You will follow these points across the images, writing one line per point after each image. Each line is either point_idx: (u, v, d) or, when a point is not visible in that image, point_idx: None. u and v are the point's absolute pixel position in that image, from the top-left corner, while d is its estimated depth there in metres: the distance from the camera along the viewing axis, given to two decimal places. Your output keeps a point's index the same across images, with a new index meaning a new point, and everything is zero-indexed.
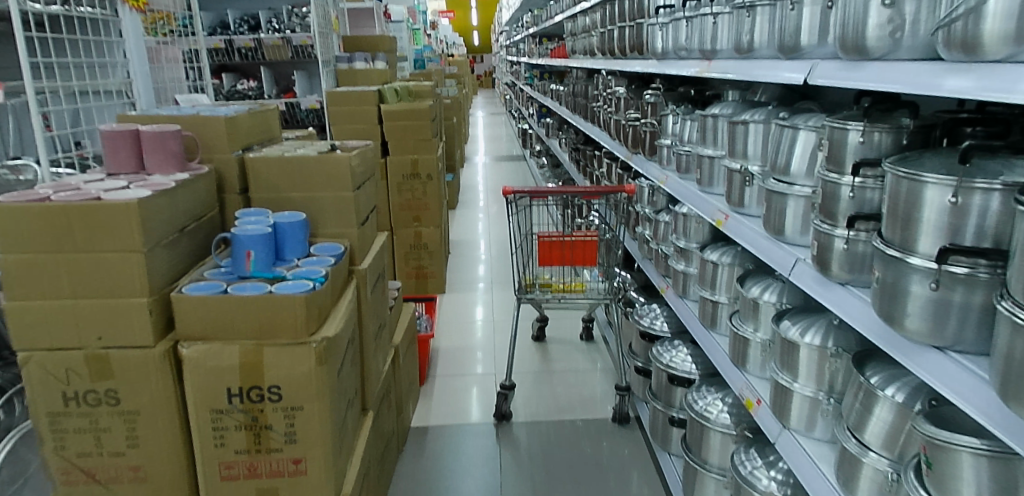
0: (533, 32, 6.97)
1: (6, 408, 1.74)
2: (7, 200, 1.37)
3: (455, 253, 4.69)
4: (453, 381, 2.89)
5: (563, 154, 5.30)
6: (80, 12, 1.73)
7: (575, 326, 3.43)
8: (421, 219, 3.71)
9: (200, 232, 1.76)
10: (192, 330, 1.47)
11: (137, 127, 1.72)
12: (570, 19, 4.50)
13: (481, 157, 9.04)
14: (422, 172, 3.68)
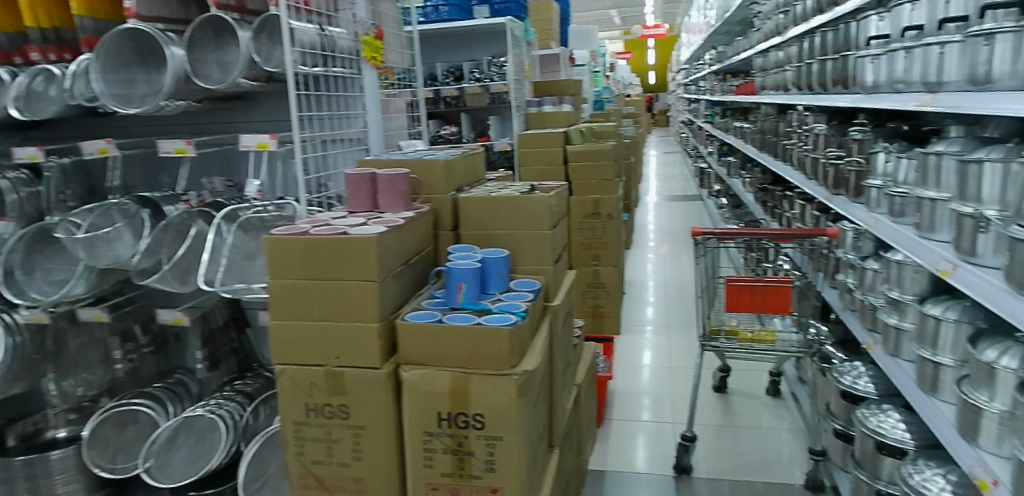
0: (716, 70, 6.79)
1: (251, 412, 1.82)
2: (276, 233, 1.53)
3: (629, 293, 4.63)
4: (629, 427, 2.81)
5: (746, 194, 5.05)
6: (337, 72, 1.97)
7: (759, 380, 3.19)
8: (599, 257, 3.64)
9: (420, 266, 1.91)
10: (414, 354, 1.54)
11: (374, 171, 1.92)
12: (759, 54, 4.33)
13: (653, 197, 8.87)
14: (603, 211, 3.64)
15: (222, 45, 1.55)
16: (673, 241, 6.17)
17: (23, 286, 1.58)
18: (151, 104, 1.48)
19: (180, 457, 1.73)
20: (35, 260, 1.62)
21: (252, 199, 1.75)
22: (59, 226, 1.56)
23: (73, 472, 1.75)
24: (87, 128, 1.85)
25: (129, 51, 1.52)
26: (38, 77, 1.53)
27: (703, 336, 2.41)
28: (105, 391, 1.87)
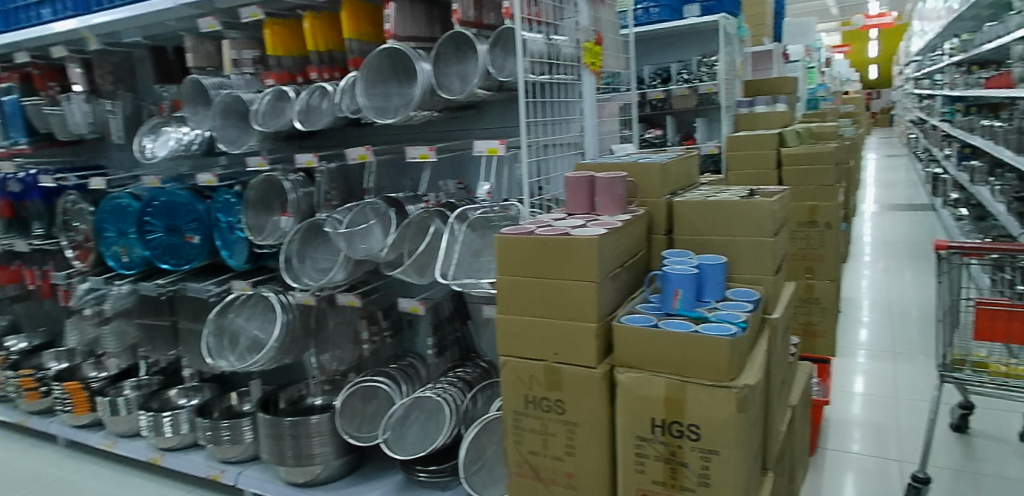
0: (959, 60, 5.91)
1: (470, 398, 1.94)
2: (505, 232, 1.58)
3: (845, 310, 4.20)
4: (843, 459, 2.54)
5: (994, 204, 4.32)
6: (559, 79, 2.03)
7: (1013, 423, 2.70)
8: (814, 270, 3.27)
9: (634, 270, 1.89)
10: (629, 356, 1.48)
11: (592, 173, 1.94)
12: (1020, 40, 3.69)
13: (872, 205, 7.93)
14: (821, 220, 3.31)
15: (463, 59, 1.68)
16: (897, 255, 5.47)
17: (298, 273, 1.82)
18: (403, 115, 1.63)
19: (413, 433, 1.88)
20: (307, 251, 1.86)
21: (481, 201, 1.86)
22: (327, 220, 1.79)
23: (327, 435, 1.92)
24: (345, 136, 2.11)
25: (385, 68, 1.69)
26: (313, 93, 1.75)
27: (942, 367, 2.07)
28: (351, 368, 2.11)
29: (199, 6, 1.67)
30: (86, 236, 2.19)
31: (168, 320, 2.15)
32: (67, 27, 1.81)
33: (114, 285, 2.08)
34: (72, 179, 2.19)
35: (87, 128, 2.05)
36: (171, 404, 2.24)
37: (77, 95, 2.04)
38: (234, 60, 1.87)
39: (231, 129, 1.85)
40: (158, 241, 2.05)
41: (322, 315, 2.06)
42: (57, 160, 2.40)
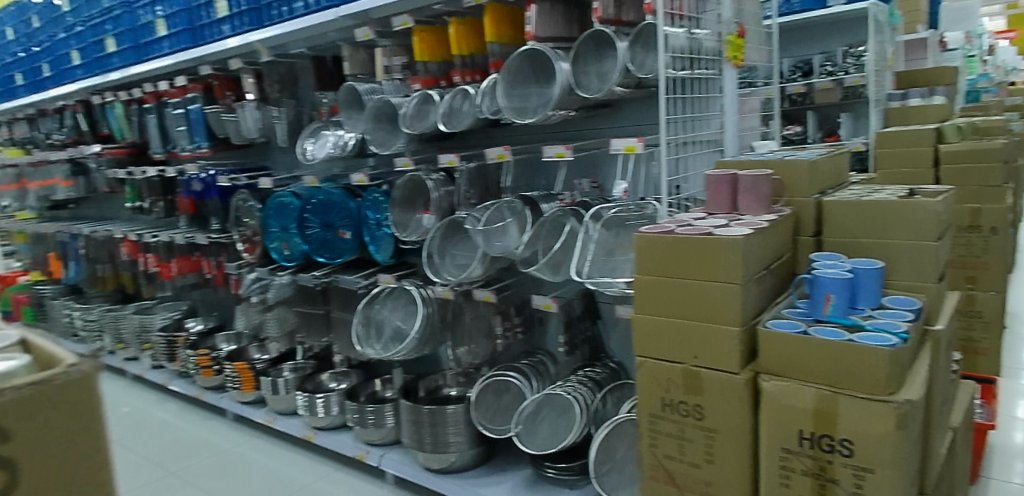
0: None
1: (599, 398, 1.92)
2: (643, 230, 1.53)
3: (1014, 326, 3.74)
4: (1012, 492, 2.26)
5: None
6: (700, 74, 1.98)
7: None
8: (976, 280, 2.94)
9: (779, 272, 1.78)
10: (774, 363, 1.38)
11: (734, 171, 1.86)
12: None
13: None
14: (985, 225, 2.92)
15: (601, 57, 1.67)
16: None
17: (439, 268, 1.90)
18: (541, 114, 1.65)
19: (544, 429, 1.89)
20: (447, 247, 1.94)
21: (617, 200, 1.85)
22: (466, 218, 1.85)
23: (462, 425, 1.99)
24: (484, 137, 2.17)
25: (526, 69, 1.73)
26: (455, 95, 1.82)
27: None
28: (485, 362, 2.16)
29: (356, 17, 1.79)
30: (254, 231, 2.42)
31: (323, 309, 2.33)
32: (235, 44, 2.04)
33: (277, 276, 2.30)
34: (243, 180, 2.43)
35: (257, 132, 2.28)
36: (323, 387, 2.42)
37: (250, 103, 2.26)
38: (386, 67, 1.99)
39: (382, 131, 1.98)
40: (314, 236, 2.23)
41: (459, 309, 2.11)
42: (230, 162, 2.66)
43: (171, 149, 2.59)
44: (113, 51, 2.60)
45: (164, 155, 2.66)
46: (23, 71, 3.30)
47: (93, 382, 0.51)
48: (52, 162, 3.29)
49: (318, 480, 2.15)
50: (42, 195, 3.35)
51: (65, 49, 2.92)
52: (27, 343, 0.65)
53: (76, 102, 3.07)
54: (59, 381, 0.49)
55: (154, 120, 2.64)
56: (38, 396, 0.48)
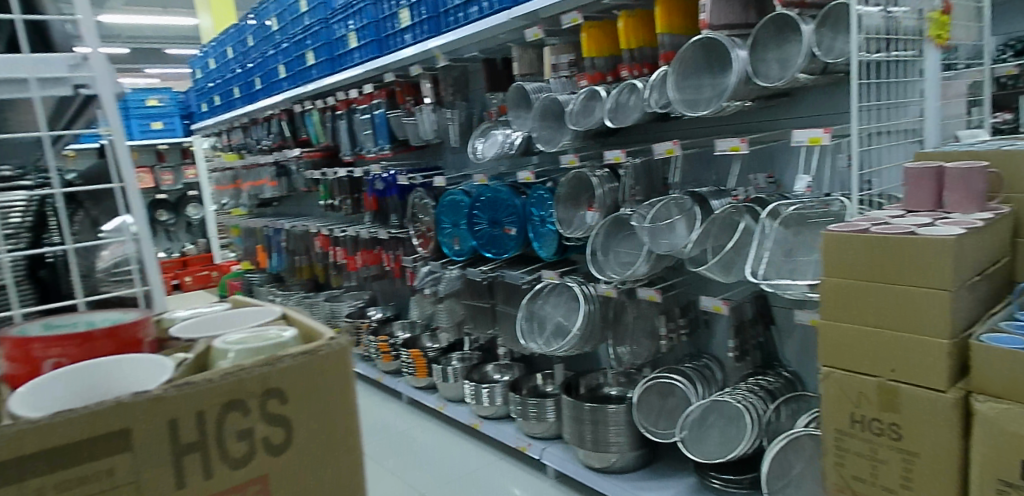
0: None
1: (773, 410, 1.78)
2: (832, 227, 1.38)
3: None
4: None
5: None
6: (898, 56, 1.77)
7: None
8: None
9: (995, 278, 1.55)
10: (994, 382, 1.19)
11: (942, 164, 1.62)
12: None
13: None
14: None
15: (784, 42, 1.56)
16: None
17: (603, 265, 1.88)
18: (715, 105, 1.58)
19: (713, 437, 1.81)
20: (610, 244, 1.92)
21: (797, 196, 1.71)
22: (633, 215, 1.82)
23: (624, 426, 1.95)
24: (650, 132, 2.12)
25: (699, 59, 1.66)
26: (622, 89, 1.80)
27: None
28: (648, 363, 2.10)
29: (527, 18, 1.83)
30: (428, 227, 2.57)
31: (488, 303, 2.39)
32: (411, 53, 2.21)
33: (448, 269, 2.42)
34: (420, 179, 2.59)
35: (432, 134, 2.41)
36: (488, 378, 2.53)
37: (427, 107, 2.39)
38: (554, 65, 2.01)
39: (548, 129, 2.01)
40: (483, 232, 2.31)
41: (621, 307, 2.06)
42: (408, 162, 2.85)
43: (358, 151, 2.83)
44: (312, 64, 2.88)
45: (352, 157, 2.90)
46: (240, 85, 3.77)
47: (344, 355, 0.63)
48: (262, 165, 3.73)
49: (483, 467, 2.23)
50: (253, 194, 3.81)
51: (273, 64, 3.29)
52: (287, 317, 0.76)
53: (281, 111, 3.45)
54: (323, 351, 0.61)
55: (345, 125, 2.89)
56: (309, 363, 0.60)
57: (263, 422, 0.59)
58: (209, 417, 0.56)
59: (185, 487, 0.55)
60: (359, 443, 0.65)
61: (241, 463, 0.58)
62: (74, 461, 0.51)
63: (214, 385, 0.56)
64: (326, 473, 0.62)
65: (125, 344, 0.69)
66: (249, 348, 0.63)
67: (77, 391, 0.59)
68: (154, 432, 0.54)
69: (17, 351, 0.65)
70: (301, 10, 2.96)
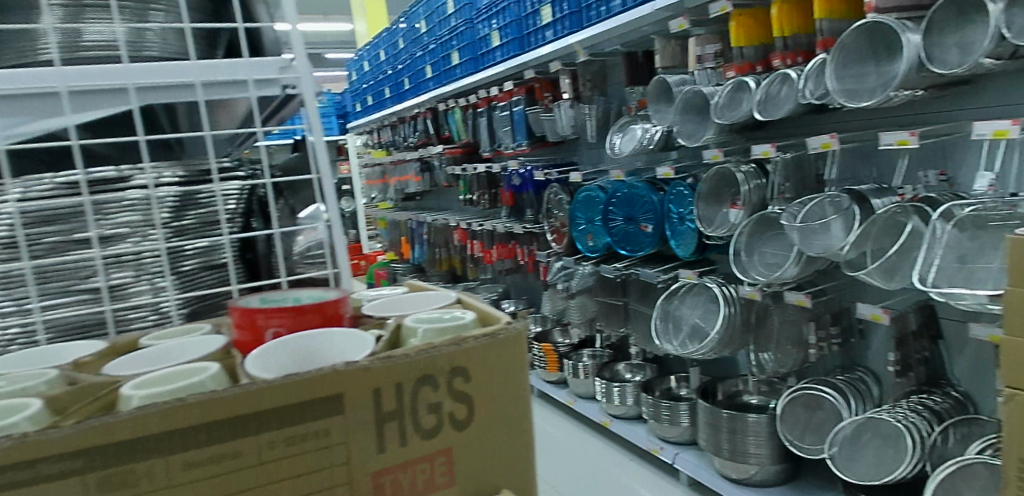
0: None
1: (939, 435, 1.60)
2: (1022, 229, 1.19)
3: None
4: None
5: None
6: None
7: None
8: None
9: None
10: None
11: None
12: None
13: None
14: None
15: (964, 23, 1.38)
16: None
17: (746, 266, 1.79)
18: (880, 95, 1.45)
19: (867, 457, 1.67)
20: (755, 244, 1.83)
21: (976, 196, 1.52)
22: (781, 215, 1.72)
23: (764, 437, 1.85)
24: (801, 125, 1.98)
25: (862, 45, 1.53)
26: (774, 80, 1.71)
27: None
28: (793, 373, 1.98)
29: (671, 8, 1.78)
30: (562, 222, 2.58)
31: (622, 301, 2.37)
32: (549, 51, 2.26)
33: (580, 265, 2.45)
34: (555, 175, 2.59)
35: (569, 130, 2.42)
36: (619, 376, 2.50)
37: (564, 103, 2.41)
38: (699, 56, 1.94)
39: (690, 123, 1.95)
40: (618, 229, 2.27)
41: (765, 311, 1.96)
42: (544, 158, 2.88)
43: (497, 147, 2.90)
44: (456, 63, 3.00)
45: (491, 153, 2.98)
46: (391, 85, 4.00)
47: (519, 342, 0.68)
48: (408, 161, 3.94)
49: (612, 467, 2.22)
50: (399, 188, 4.04)
51: (421, 65, 3.46)
52: (461, 301, 0.79)
53: (426, 109, 3.63)
54: (501, 336, 0.66)
55: (485, 122, 2.98)
56: (490, 346, 0.66)
57: (450, 398, 0.64)
58: (406, 390, 0.62)
59: (385, 451, 0.62)
60: (531, 424, 0.69)
61: (431, 433, 0.64)
62: (296, 419, 0.58)
63: (411, 360, 0.62)
64: (497, 448, 0.67)
65: (329, 319, 0.74)
66: (437, 327, 0.67)
67: (298, 362, 0.65)
68: (362, 398, 0.60)
69: (245, 320, 0.71)
70: (448, 12, 3.09)
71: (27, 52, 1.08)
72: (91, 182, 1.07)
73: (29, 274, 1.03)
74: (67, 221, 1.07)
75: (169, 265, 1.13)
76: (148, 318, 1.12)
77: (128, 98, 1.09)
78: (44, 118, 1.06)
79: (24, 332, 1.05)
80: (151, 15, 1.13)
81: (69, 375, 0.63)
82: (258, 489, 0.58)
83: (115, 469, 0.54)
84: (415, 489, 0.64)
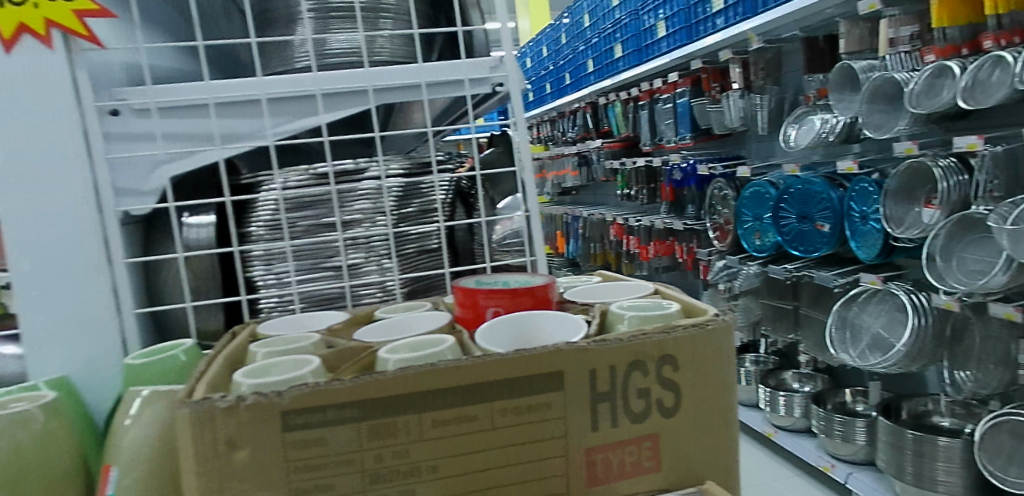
0: None
1: None
2: None
3: None
4: None
5: None
6: None
7: None
8: None
9: None
10: None
11: None
12: None
13: None
14: None
15: None
16: None
17: (943, 273, 1.61)
18: None
19: None
20: (954, 248, 1.63)
21: None
22: (989, 215, 1.49)
23: (958, 465, 1.65)
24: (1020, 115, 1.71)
25: None
26: (985, 63, 1.52)
27: None
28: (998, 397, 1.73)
29: None
30: (727, 220, 2.47)
31: (792, 305, 2.21)
32: (714, 41, 2.19)
33: (746, 265, 2.32)
34: (719, 169, 2.46)
35: (738, 121, 2.31)
36: (785, 385, 2.37)
37: (734, 92, 2.29)
38: (891, 40, 1.74)
39: (878, 113, 1.79)
40: (790, 227, 2.13)
41: (964, 323, 1.74)
42: (708, 151, 2.75)
43: (658, 141, 2.84)
44: (620, 56, 2.96)
45: (652, 147, 2.91)
46: (551, 81, 4.05)
47: (727, 335, 0.60)
48: (565, 156, 3.97)
49: (775, 481, 2.09)
50: (556, 183, 4.07)
51: (583, 59, 3.46)
52: (659, 293, 0.74)
53: (586, 103, 3.62)
54: (711, 326, 0.59)
55: (647, 115, 2.91)
56: (698, 336, 0.58)
57: (659, 386, 0.58)
58: (618, 373, 0.57)
59: (597, 430, 0.57)
60: (735, 417, 0.61)
61: (640, 419, 0.58)
62: (513, 393, 0.54)
63: (622, 345, 0.56)
64: (704, 444, 0.60)
65: (540, 303, 0.68)
66: (643, 315, 0.62)
67: (513, 343, 0.62)
68: (579, 378, 0.55)
69: (465, 298, 0.68)
70: (612, 4, 3.05)
71: (286, 60, 1.04)
72: (335, 173, 0.99)
73: (287, 253, 0.98)
74: (317, 207, 0.99)
75: (396, 248, 1.02)
76: (378, 294, 1.01)
77: (365, 100, 1.02)
78: (297, 120, 1.01)
79: (282, 305, 1.00)
80: (380, 22, 1.04)
81: (326, 339, 0.66)
82: (484, 457, 0.54)
83: (372, 422, 0.51)
84: (621, 473, 0.58)
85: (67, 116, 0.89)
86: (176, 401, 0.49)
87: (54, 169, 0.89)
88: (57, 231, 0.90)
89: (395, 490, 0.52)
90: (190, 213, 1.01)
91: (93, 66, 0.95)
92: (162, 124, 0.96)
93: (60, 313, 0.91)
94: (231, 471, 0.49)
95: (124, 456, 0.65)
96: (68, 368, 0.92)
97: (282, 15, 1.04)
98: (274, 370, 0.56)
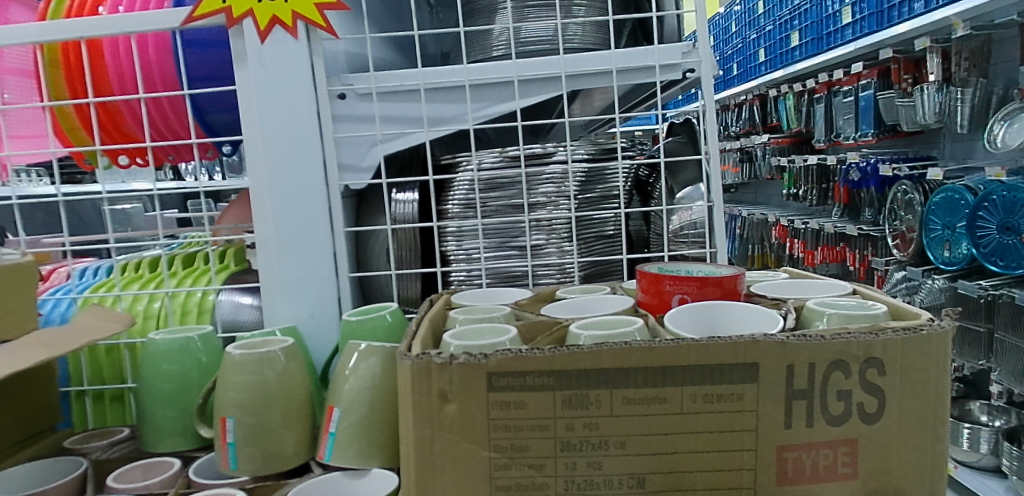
0: None
1: None
2: None
3: None
4: None
5: None
6: None
7: None
8: None
9: None
10: None
11: None
12: None
13: None
14: None
15: None
16: None
17: None
18: None
19: None
20: None
21: None
22: None
23: None
24: None
25: None
26: None
27: None
28: None
29: None
30: (909, 228, 2.22)
31: (985, 327, 1.95)
32: (906, 30, 2.00)
33: (931, 279, 2.07)
34: (906, 170, 2.21)
35: (933, 117, 2.03)
36: (971, 417, 2.12)
37: (930, 85, 2.01)
38: None
39: None
40: (989, 240, 1.86)
41: None
42: (892, 150, 2.48)
43: (834, 137, 2.62)
44: (796, 44, 2.80)
45: (826, 143, 2.70)
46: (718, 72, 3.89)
47: (946, 346, 0.54)
48: (726, 151, 3.78)
49: None
50: None
51: (754, 49, 3.28)
52: (858, 293, 0.69)
53: (753, 96, 3.43)
54: (925, 332, 0.53)
55: (822, 109, 2.69)
56: (910, 342, 0.53)
57: (861, 389, 0.54)
58: (817, 371, 0.53)
59: (791, 428, 0.54)
60: (948, 436, 0.55)
61: (839, 422, 0.54)
62: (704, 380, 0.52)
63: (825, 342, 0.53)
64: (907, 459, 0.55)
65: (728, 295, 0.65)
66: (846, 313, 0.59)
67: (708, 330, 0.60)
68: (775, 371, 0.53)
69: (649, 285, 0.67)
70: None
71: (485, 49, 1.03)
72: (525, 156, 0.98)
73: (479, 230, 0.98)
74: (507, 189, 0.99)
75: (577, 231, 0.99)
76: (554, 276, 1.00)
77: (559, 86, 0.97)
78: (496, 105, 0.98)
79: (470, 278, 1.01)
80: (574, 10, 1.00)
81: (517, 312, 0.69)
82: (670, 440, 0.53)
83: (567, 392, 0.52)
84: (814, 476, 0.54)
85: (304, 94, 0.91)
86: (399, 352, 0.53)
87: (294, 145, 0.91)
88: (291, 199, 0.92)
89: (583, 459, 0.53)
90: (399, 190, 1.05)
91: (327, 54, 0.96)
92: (381, 108, 0.97)
93: (290, 274, 0.93)
94: (442, 421, 0.53)
95: (346, 397, 0.68)
96: (297, 317, 0.94)
97: (485, 6, 1.04)
98: (477, 334, 0.59)
